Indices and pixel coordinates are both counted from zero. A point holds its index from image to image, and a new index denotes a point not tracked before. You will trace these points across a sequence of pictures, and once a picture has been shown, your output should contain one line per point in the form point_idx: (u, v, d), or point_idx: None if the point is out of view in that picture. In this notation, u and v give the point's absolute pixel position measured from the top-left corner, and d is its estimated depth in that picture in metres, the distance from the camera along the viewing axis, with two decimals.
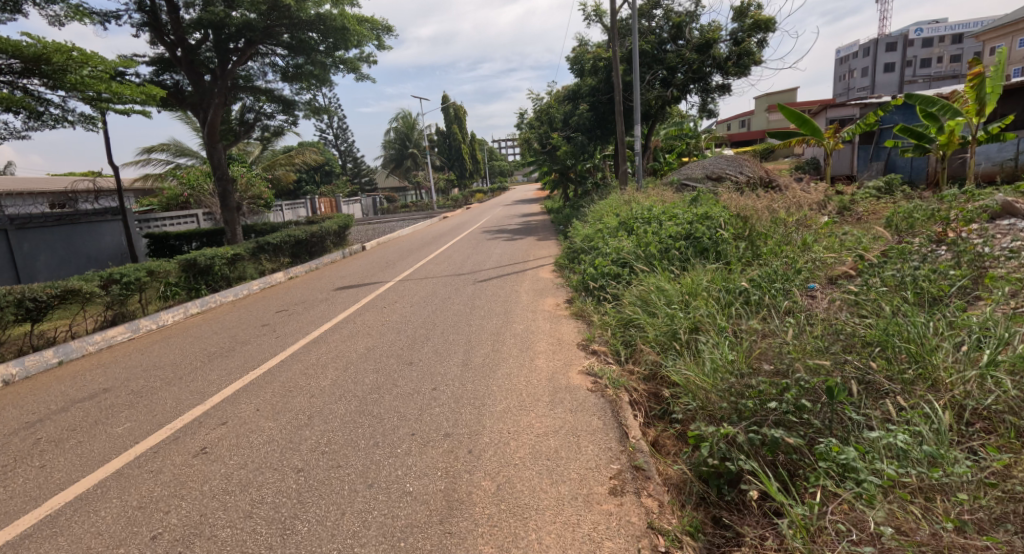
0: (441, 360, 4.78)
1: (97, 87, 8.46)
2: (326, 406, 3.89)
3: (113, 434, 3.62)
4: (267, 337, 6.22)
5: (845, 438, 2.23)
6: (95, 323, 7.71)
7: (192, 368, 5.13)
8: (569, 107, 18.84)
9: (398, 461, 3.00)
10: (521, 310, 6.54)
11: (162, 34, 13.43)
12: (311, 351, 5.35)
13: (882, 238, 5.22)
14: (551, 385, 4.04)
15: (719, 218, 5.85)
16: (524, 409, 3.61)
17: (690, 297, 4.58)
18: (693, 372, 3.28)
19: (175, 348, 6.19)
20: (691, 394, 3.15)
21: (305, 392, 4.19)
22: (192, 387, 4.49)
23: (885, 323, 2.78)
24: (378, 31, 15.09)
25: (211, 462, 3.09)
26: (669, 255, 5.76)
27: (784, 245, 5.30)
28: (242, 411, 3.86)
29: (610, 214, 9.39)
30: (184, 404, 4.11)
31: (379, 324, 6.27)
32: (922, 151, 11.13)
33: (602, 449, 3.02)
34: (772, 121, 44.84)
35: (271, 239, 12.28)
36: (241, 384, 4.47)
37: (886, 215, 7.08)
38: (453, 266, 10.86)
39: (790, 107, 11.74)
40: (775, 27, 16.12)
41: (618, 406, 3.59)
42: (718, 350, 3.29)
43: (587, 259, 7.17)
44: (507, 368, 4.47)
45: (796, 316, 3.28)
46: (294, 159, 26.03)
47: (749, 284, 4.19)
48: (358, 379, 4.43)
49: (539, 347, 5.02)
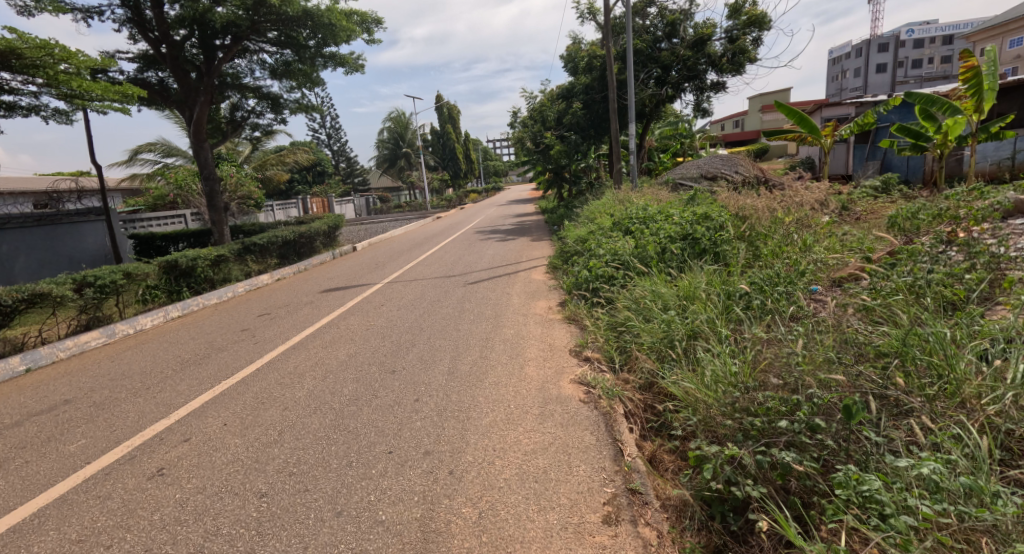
0: (425, 369, 4.51)
1: (74, 84, 8.09)
2: (299, 420, 3.62)
3: (64, 453, 3.34)
4: (245, 343, 5.92)
5: (863, 463, 2.01)
6: (68, 328, 7.40)
7: (161, 377, 4.83)
8: (563, 106, 18.61)
9: (372, 484, 2.74)
10: (512, 314, 6.29)
11: (146, 31, 13.08)
12: (290, 359, 5.07)
13: (886, 238, 5.02)
14: (541, 395, 3.79)
15: (717, 218, 5.63)
16: (512, 423, 3.37)
17: (688, 301, 4.36)
18: (693, 384, 3.06)
19: (148, 355, 5.88)
20: (692, 408, 2.93)
21: (278, 404, 3.91)
22: (158, 399, 4.19)
23: (903, 333, 2.55)
24: (367, 25, 14.67)
25: (166, 486, 2.82)
26: (665, 256, 5.52)
27: (785, 246, 5.08)
28: (208, 425, 3.58)
29: (605, 214, 9.16)
30: (148, 417, 3.82)
31: (363, 329, 6.00)
32: (920, 150, 10.94)
33: (596, 470, 2.77)
34: (766, 121, 44.84)
35: (258, 240, 11.96)
36: (211, 395, 4.18)
37: (887, 215, 6.90)
38: (444, 267, 10.59)
39: (787, 105, 11.57)
40: (769, 24, 15.97)
41: (612, 418, 3.36)
42: (718, 360, 3.07)
43: (580, 261, 6.94)
44: (494, 376, 4.22)
45: (802, 321, 3.06)
46: (284, 158, 25.68)
47: (749, 287, 3.96)
48: (336, 389, 4.16)
49: (529, 353, 4.77)
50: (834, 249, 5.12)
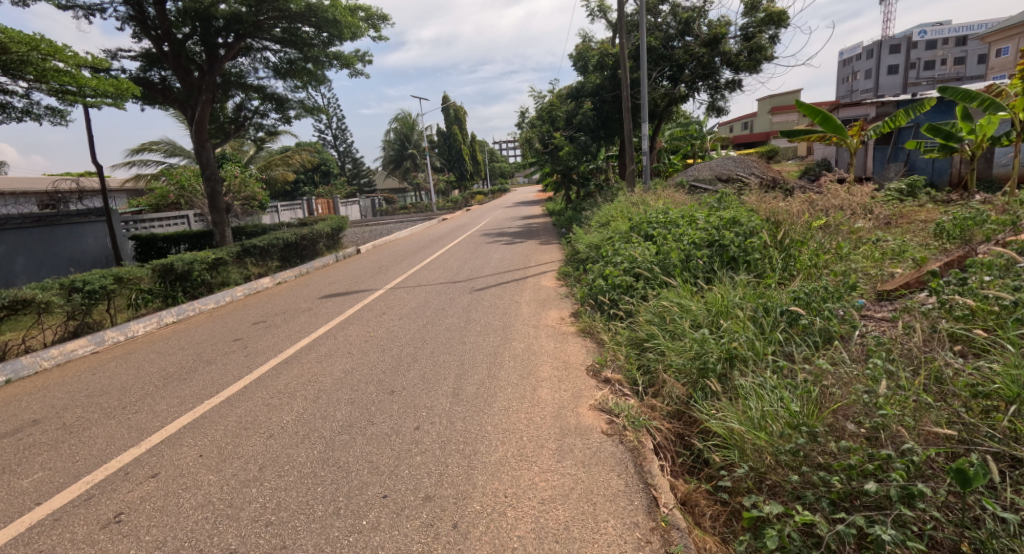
0: (427, 390, 4.07)
1: (64, 80, 7.71)
2: (284, 451, 3.20)
3: (14, 490, 2.91)
4: (236, 355, 5.52)
5: (985, 547, 1.57)
6: (54, 334, 7.02)
7: (140, 395, 4.42)
8: (573, 105, 18.16)
9: (361, 540, 2.31)
10: (521, 325, 5.84)
11: (147, 28, 12.75)
12: (281, 375, 4.64)
13: (938, 252, 4.54)
14: (558, 426, 3.34)
15: (747, 224, 5.16)
16: (526, 460, 2.93)
17: (721, 318, 3.89)
18: (739, 419, 2.63)
19: (132, 367, 5.47)
20: (739, 449, 2.50)
21: (262, 431, 3.49)
22: (131, 422, 3.78)
23: (1008, 368, 2.10)
24: (372, 21, 14.34)
25: (120, 538, 2.40)
26: (690, 264, 5.05)
27: (823, 255, 4.66)
28: (180, 457, 3.15)
29: (618, 218, 8.72)
30: (116, 445, 3.41)
31: (362, 341, 5.58)
32: (948, 151, 10.41)
33: (626, 528, 2.32)
34: (776, 122, 44.12)
35: (257, 242, 11.56)
36: (191, 418, 3.77)
37: (926, 221, 6.44)
38: (449, 272, 10.18)
39: (809, 104, 11.06)
40: (787, 21, 15.45)
41: (641, 455, 2.91)
42: (773, 396, 2.63)
43: (595, 268, 6.48)
44: (504, 401, 3.77)
45: (871, 348, 2.61)
46: (290, 159, 25.45)
47: (793, 303, 3.51)
48: (328, 414, 3.72)
49: (542, 373, 4.31)
50: (877, 258, 4.68)
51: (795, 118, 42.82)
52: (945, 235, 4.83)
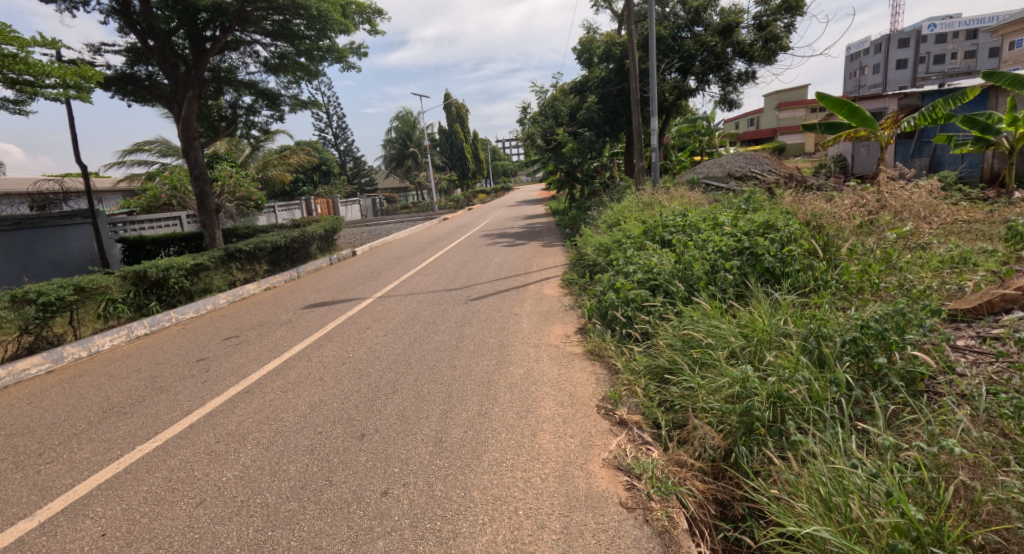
0: (406, 432, 3.38)
1: (18, 67, 7.03)
2: (212, 528, 2.49)
3: None
4: (194, 381, 4.80)
5: None
6: (6, 351, 6.34)
7: (68, 436, 3.72)
8: (576, 100, 17.46)
9: None
10: (521, 343, 5.14)
11: (132, 22, 11.99)
12: (236, 410, 3.94)
13: (1008, 264, 3.83)
14: (565, 494, 2.60)
15: (784, 228, 4.37)
16: (522, 550, 2.20)
17: (763, 348, 3.17)
18: (812, 501, 1.94)
19: (74, 394, 4.78)
20: (811, 549, 1.80)
21: (192, 497, 2.76)
22: (38, 480, 3.07)
23: None
24: (366, 15, 13.67)
25: None
26: (717, 278, 4.30)
27: (873, 263, 3.93)
28: (75, 539, 2.45)
29: (630, 219, 8.01)
30: (5, 516, 2.69)
31: (338, 364, 4.87)
32: (983, 144, 9.61)
33: None
34: (782, 119, 43.03)
35: (242, 245, 10.85)
36: (112, 473, 3.08)
37: (978, 222, 5.59)
38: (445, 278, 9.47)
39: (833, 96, 10.33)
40: (803, 9, 14.67)
41: (675, 544, 2.20)
42: (865, 478, 1.92)
43: (604, 278, 5.72)
44: (496, 453, 3.03)
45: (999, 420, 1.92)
46: (287, 158, 24.81)
47: (860, 332, 2.71)
48: (279, 469, 3.01)
49: (544, 410, 3.58)
50: (938, 265, 3.95)
51: (803, 113, 41.85)
52: (1020, 239, 4.05)
